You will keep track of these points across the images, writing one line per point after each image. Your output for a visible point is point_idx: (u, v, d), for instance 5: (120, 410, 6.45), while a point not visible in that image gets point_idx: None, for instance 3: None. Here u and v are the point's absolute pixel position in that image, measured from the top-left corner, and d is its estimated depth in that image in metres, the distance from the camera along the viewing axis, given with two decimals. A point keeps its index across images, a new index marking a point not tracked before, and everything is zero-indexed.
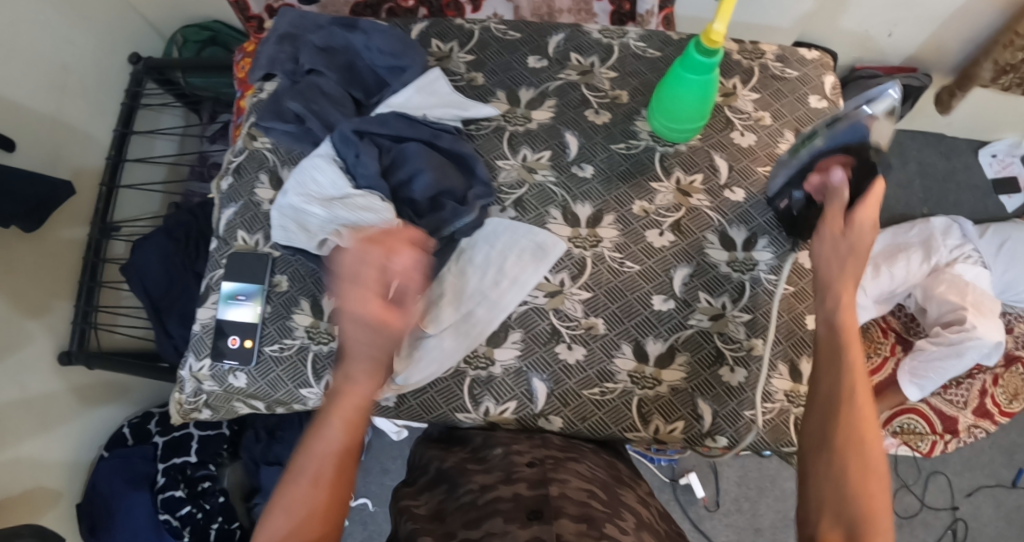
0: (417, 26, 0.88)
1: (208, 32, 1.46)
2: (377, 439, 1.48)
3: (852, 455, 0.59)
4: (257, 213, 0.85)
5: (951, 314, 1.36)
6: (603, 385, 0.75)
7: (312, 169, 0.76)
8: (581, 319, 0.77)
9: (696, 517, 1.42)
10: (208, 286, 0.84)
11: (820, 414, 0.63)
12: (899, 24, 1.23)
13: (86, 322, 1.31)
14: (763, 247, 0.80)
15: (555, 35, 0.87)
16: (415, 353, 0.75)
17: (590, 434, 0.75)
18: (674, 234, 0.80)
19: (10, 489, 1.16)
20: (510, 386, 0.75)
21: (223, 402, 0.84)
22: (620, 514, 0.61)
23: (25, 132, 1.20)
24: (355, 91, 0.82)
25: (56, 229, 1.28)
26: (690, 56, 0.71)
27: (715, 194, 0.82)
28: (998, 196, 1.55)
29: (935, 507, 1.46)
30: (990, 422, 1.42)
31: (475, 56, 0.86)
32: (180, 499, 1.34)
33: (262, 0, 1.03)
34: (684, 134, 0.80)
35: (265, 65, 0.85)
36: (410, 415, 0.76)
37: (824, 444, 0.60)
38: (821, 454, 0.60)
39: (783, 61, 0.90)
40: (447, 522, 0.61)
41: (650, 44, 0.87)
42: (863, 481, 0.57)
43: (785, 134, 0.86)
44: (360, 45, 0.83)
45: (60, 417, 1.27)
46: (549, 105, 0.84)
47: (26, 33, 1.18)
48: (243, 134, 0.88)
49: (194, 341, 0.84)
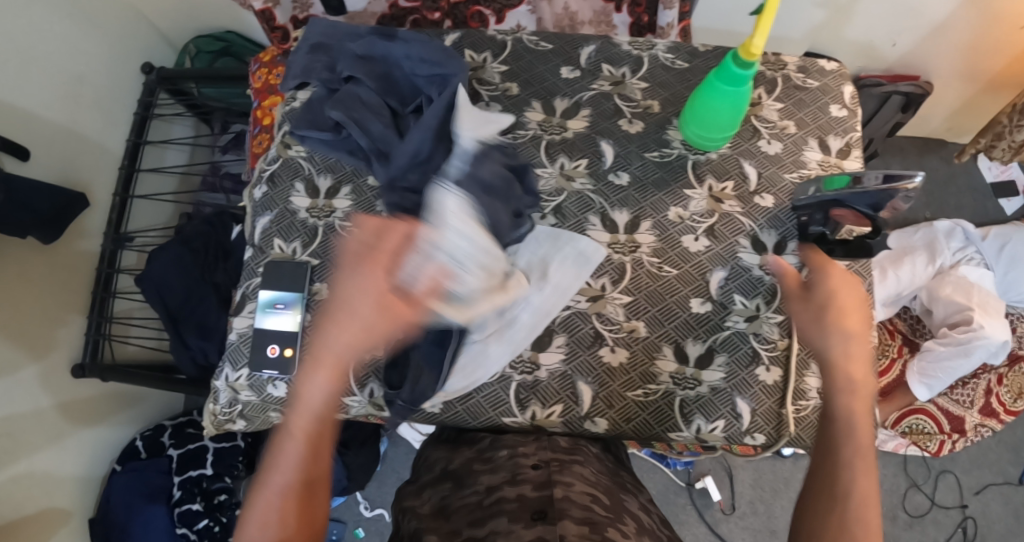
0: (450, 37, 0.90)
1: (221, 43, 1.44)
2: (393, 450, 1.48)
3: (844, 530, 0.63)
4: (293, 222, 0.85)
5: (958, 315, 1.39)
6: (646, 387, 0.77)
7: (461, 243, 0.67)
8: (623, 322, 0.78)
9: (713, 521, 1.43)
10: (246, 294, 0.85)
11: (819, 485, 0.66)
12: (900, 33, 1.26)
13: (100, 333, 1.29)
14: (793, 251, 0.83)
15: (587, 47, 0.89)
16: (461, 361, 0.76)
17: (634, 435, 0.77)
18: (708, 239, 0.82)
19: (23, 504, 1.15)
20: (555, 389, 0.77)
21: (259, 412, 0.83)
22: (623, 519, 0.62)
23: (38, 142, 1.19)
24: (392, 100, 0.83)
25: (70, 242, 1.27)
26: (727, 67, 0.73)
27: (746, 200, 0.84)
28: (997, 200, 1.60)
29: (945, 505, 1.49)
30: (996, 421, 1.44)
31: (508, 66, 0.88)
32: (197, 512, 1.29)
33: (288, 11, 1.03)
34: (718, 142, 0.82)
35: (299, 74, 0.86)
36: (457, 419, 0.77)
37: (817, 514, 0.64)
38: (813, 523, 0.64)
39: (805, 72, 0.93)
40: (452, 519, 0.63)
41: (678, 56, 0.89)
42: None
43: (810, 142, 0.89)
44: (398, 54, 0.84)
45: (72, 431, 1.26)
46: (583, 114, 0.86)
47: (40, 43, 1.18)
48: (276, 143, 0.90)
49: (230, 351, 0.83)
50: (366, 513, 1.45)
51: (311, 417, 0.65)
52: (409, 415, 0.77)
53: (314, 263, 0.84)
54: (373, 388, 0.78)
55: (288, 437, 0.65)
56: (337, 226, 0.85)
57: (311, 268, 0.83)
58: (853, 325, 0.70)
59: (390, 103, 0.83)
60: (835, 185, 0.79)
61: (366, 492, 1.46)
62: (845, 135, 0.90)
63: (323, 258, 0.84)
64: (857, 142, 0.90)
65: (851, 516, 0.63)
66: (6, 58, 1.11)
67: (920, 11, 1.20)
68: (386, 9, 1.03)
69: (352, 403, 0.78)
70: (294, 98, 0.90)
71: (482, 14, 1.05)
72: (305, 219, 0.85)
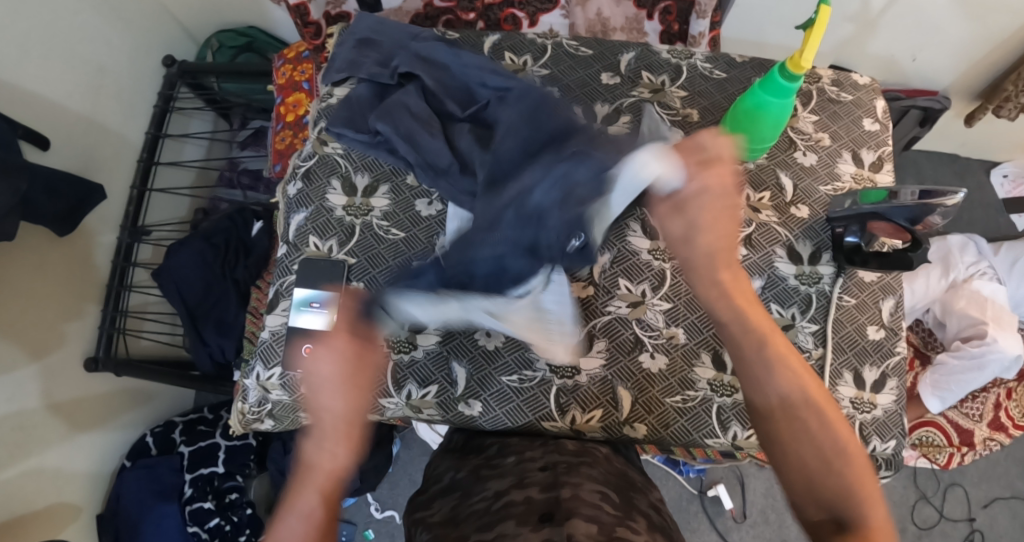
0: (489, 40, 0.92)
1: (244, 38, 1.44)
2: (405, 451, 1.48)
3: (806, 447, 0.64)
4: (330, 219, 0.85)
5: (971, 329, 1.39)
6: (684, 393, 0.79)
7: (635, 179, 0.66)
8: (663, 328, 0.80)
9: (724, 529, 1.43)
10: (279, 292, 0.84)
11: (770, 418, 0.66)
12: (923, 49, 1.27)
13: (113, 327, 1.27)
14: (827, 262, 0.84)
15: (626, 54, 0.92)
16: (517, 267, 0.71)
17: (672, 441, 0.78)
18: (745, 248, 0.84)
19: (33, 499, 1.13)
20: (595, 394, 0.79)
21: (289, 412, 0.83)
22: (632, 518, 0.63)
23: (60, 131, 1.18)
24: (451, 105, 0.83)
25: (86, 234, 1.25)
26: (773, 79, 0.76)
27: (783, 211, 0.86)
28: (1009, 215, 1.62)
29: (953, 517, 1.50)
30: (1005, 435, 1.43)
31: (548, 70, 0.90)
32: (209, 511, 1.28)
33: (322, 7, 1.05)
34: (757, 152, 0.84)
35: (344, 67, 0.88)
36: (497, 424, 0.79)
37: (781, 440, 0.65)
38: (786, 451, 0.64)
39: (838, 85, 0.94)
40: (461, 527, 0.62)
41: (716, 66, 0.91)
42: (841, 452, 0.63)
43: (843, 155, 0.90)
44: (457, 66, 0.85)
45: (83, 425, 1.24)
46: (624, 120, 0.88)
47: (63, 31, 1.17)
48: (312, 140, 0.89)
49: (262, 350, 0.82)
50: (376, 515, 1.45)
51: (325, 475, 0.64)
52: (449, 418, 0.80)
53: (350, 263, 0.83)
54: (410, 389, 0.80)
55: (303, 497, 0.63)
56: (374, 225, 0.85)
57: (347, 268, 0.83)
58: (724, 272, 0.69)
59: (448, 106, 0.83)
60: (871, 199, 0.80)
61: (377, 494, 1.46)
62: (877, 148, 0.91)
63: (360, 257, 0.84)
64: (889, 156, 0.91)
65: (806, 430, 0.64)
66: (30, 46, 1.11)
67: (946, 29, 1.21)
68: (421, 8, 1.05)
69: (387, 404, 0.80)
70: (331, 94, 0.90)
71: (516, 17, 1.06)
72: (342, 217, 0.85)
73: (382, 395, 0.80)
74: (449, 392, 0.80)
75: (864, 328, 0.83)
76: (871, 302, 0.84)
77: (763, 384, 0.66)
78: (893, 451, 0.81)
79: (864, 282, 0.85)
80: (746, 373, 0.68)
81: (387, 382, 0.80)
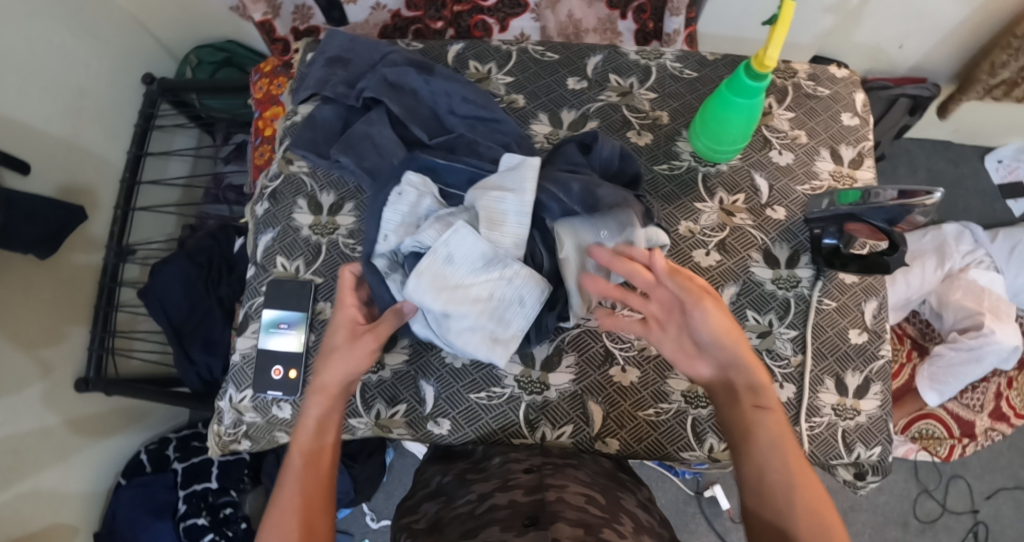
0: (454, 49, 0.91)
1: (223, 53, 1.43)
2: (399, 460, 1.47)
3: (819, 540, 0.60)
4: (297, 239, 0.84)
5: (968, 320, 1.36)
6: (658, 406, 0.78)
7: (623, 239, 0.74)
8: (634, 340, 0.79)
9: (722, 530, 1.41)
10: (249, 314, 0.84)
11: (779, 507, 0.63)
12: (909, 37, 1.24)
13: (103, 347, 1.26)
14: (806, 264, 0.82)
15: (594, 57, 0.91)
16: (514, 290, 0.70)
17: (646, 454, 0.77)
18: (719, 254, 0.82)
19: (31, 522, 1.13)
20: (566, 410, 0.78)
21: (265, 433, 0.82)
22: (618, 520, 0.62)
23: (42, 157, 1.18)
24: (417, 131, 0.81)
25: (70, 255, 1.23)
26: (739, 79, 0.74)
27: (758, 213, 0.84)
28: (1004, 201, 1.58)
29: (957, 510, 1.48)
30: (1007, 425, 1.38)
31: (514, 78, 0.89)
32: (203, 527, 1.26)
33: (288, 23, 1.06)
34: (728, 154, 0.83)
35: (314, 85, 0.85)
36: (466, 440, 0.79)
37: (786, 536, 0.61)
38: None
39: (815, 80, 0.92)
40: (447, 532, 0.62)
41: (686, 65, 0.90)
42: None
43: (821, 152, 0.88)
44: (427, 92, 0.83)
45: (76, 446, 1.23)
46: (592, 126, 0.88)
47: (40, 55, 1.16)
48: (278, 158, 0.88)
49: (234, 373, 0.82)
50: (372, 525, 1.45)
51: (309, 434, 0.69)
52: (418, 439, 0.79)
53: (317, 281, 0.83)
54: (379, 409, 0.79)
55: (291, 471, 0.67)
56: (341, 243, 0.84)
57: (314, 287, 0.83)
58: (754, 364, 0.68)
59: (414, 132, 0.81)
60: (847, 200, 0.78)
61: (372, 503, 1.46)
62: (857, 144, 0.89)
63: (327, 276, 0.83)
64: (868, 151, 0.88)
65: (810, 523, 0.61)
66: (7, 72, 1.10)
67: (933, 16, 1.18)
68: (389, 18, 1.04)
69: (357, 424, 0.79)
70: (296, 112, 0.89)
71: (485, 22, 1.04)
72: (308, 237, 0.84)
73: (352, 415, 0.79)
74: (418, 410, 0.79)
75: (846, 332, 0.81)
76: (853, 304, 0.82)
77: (784, 465, 0.64)
78: (880, 457, 0.79)
79: (845, 284, 0.82)
80: (759, 464, 0.65)
81: (356, 404, 0.79)
